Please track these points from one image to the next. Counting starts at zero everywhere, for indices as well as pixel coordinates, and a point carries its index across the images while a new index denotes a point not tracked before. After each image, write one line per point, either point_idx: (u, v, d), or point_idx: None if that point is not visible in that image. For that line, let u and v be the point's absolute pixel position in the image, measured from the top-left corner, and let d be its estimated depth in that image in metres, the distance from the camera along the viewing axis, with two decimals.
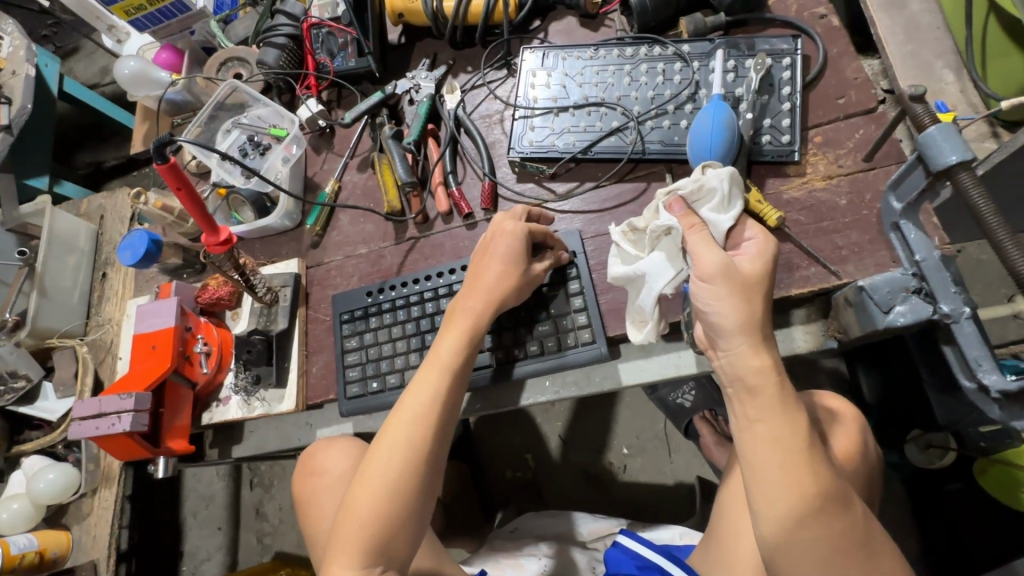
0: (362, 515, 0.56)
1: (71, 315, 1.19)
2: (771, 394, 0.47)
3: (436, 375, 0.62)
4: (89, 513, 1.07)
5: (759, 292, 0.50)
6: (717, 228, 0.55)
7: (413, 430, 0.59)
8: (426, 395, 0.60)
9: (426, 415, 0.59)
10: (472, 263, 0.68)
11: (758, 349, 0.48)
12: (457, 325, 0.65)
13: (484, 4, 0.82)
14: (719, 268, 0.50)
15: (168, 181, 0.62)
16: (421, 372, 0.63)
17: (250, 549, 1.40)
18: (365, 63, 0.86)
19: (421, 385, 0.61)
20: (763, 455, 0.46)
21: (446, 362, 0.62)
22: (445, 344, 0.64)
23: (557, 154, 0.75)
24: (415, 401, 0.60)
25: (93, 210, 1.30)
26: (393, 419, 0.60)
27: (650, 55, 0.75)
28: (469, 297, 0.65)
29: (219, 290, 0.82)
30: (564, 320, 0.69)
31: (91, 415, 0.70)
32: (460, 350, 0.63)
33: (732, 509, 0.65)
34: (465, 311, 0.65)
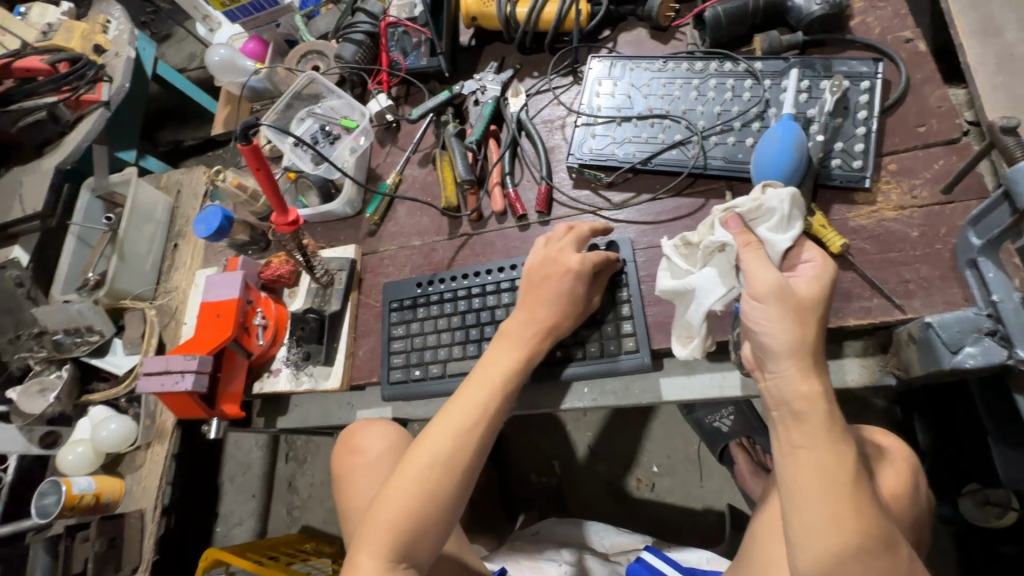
0: (394, 512, 0.57)
1: (143, 281, 1.29)
2: (821, 423, 0.46)
3: (484, 389, 0.63)
4: (142, 465, 1.15)
5: (812, 316, 0.48)
6: (773, 249, 0.54)
7: (456, 436, 0.60)
8: (473, 406, 0.62)
9: (470, 427, 0.61)
10: (528, 287, 0.68)
11: (807, 373, 0.47)
12: (510, 344, 0.66)
13: (557, 12, 0.83)
14: (773, 288, 0.49)
15: (249, 161, 0.66)
16: (468, 383, 0.64)
17: (280, 519, 1.46)
18: (435, 63, 0.89)
19: (466, 396, 0.63)
20: (801, 484, 0.45)
21: (496, 380, 0.63)
22: (497, 359, 0.65)
23: (616, 164, 0.76)
24: (462, 411, 0.62)
25: (171, 184, 1.42)
26: (436, 424, 0.61)
27: (720, 70, 0.74)
28: (529, 322, 0.66)
29: (281, 268, 0.87)
30: (609, 327, 0.69)
31: (157, 372, 0.75)
32: (512, 370, 0.64)
33: (767, 538, 0.62)
34: (519, 330, 0.66)
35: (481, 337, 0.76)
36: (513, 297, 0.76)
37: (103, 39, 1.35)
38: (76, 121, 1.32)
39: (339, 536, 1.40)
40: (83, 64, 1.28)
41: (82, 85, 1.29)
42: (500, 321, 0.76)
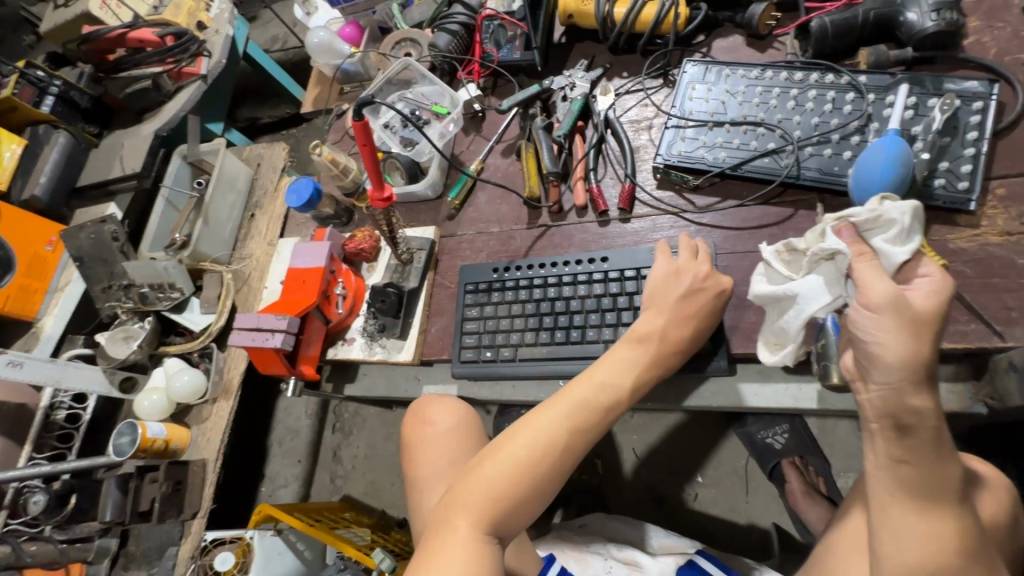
0: (496, 486, 0.57)
1: (222, 245, 1.36)
2: (927, 444, 0.47)
3: (600, 387, 0.63)
4: (208, 418, 1.22)
5: (929, 333, 0.47)
6: (889, 261, 0.52)
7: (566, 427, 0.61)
8: (587, 403, 0.63)
9: (581, 420, 0.61)
10: (664, 287, 0.68)
11: (919, 389, 0.47)
12: (630, 349, 0.66)
13: (655, 14, 0.84)
14: (889, 298, 0.48)
15: (359, 137, 0.70)
16: (583, 379, 0.64)
17: (322, 487, 1.51)
18: (529, 57, 0.91)
19: (580, 391, 0.63)
20: (895, 494, 0.49)
21: (614, 386, 0.64)
22: (616, 361, 0.65)
23: (704, 167, 0.76)
24: (575, 405, 0.62)
25: (253, 157, 1.50)
26: (545, 410, 0.62)
27: (821, 82, 0.74)
28: (663, 330, 0.66)
29: (364, 243, 0.91)
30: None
31: (249, 328, 0.79)
32: (631, 377, 0.64)
33: (842, 554, 0.61)
34: (654, 336, 0.66)
35: (555, 326, 0.77)
36: (590, 290, 0.77)
37: (205, 17, 1.44)
38: (175, 92, 1.41)
39: (377, 509, 1.44)
40: (187, 39, 1.37)
41: (185, 58, 1.38)
42: (576, 312, 0.77)
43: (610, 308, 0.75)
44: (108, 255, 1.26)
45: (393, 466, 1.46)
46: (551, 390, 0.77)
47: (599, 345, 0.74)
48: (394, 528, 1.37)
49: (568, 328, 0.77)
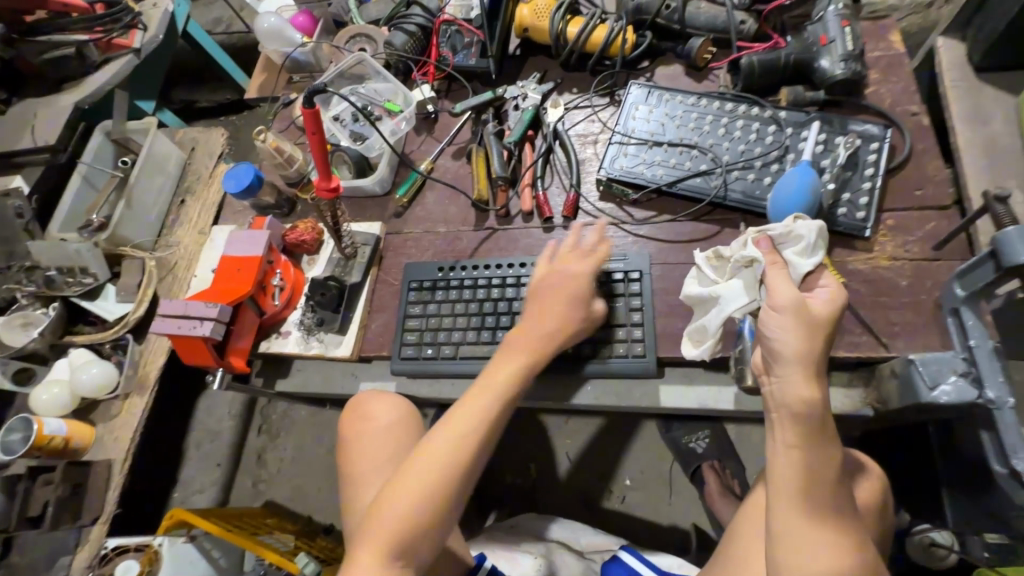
0: (396, 511, 0.61)
1: (145, 231, 1.28)
2: (813, 431, 0.54)
3: (493, 396, 0.67)
4: (117, 415, 1.13)
5: (822, 333, 0.55)
6: (795, 270, 0.60)
7: (459, 441, 0.65)
8: (471, 422, 0.66)
9: (471, 430, 0.66)
10: (539, 300, 0.72)
11: (809, 380, 0.53)
12: (514, 354, 0.70)
13: (605, 37, 0.89)
14: (792, 302, 0.54)
15: (308, 124, 0.68)
16: (474, 389, 0.68)
17: (243, 492, 1.42)
18: (484, 64, 0.93)
19: (473, 402, 0.67)
20: (786, 476, 0.54)
21: (489, 396, 0.67)
22: (503, 366, 0.69)
23: (643, 182, 0.81)
24: (463, 417, 0.66)
25: (186, 141, 1.43)
26: (439, 431, 0.66)
27: (747, 113, 0.81)
28: (528, 336, 0.70)
29: (306, 234, 0.88)
30: (621, 331, 0.74)
31: (174, 315, 0.75)
32: (509, 384, 0.68)
33: (749, 539, 0.67)
34: (529, 342, 0.70)
35: (498, 326, 0.79)
36: (533, 292, 0.80)
37: None
38: (102, 64, 1.32)
39: (302, 515, 1.37)
40: (121, 9, 1.31)
41: (117, 29, 1.31)
42: (519, 313, 0.79)
43: None
44: (10, 234, 1.14)
45: (321, 470, 1.40)
46: None
47: None
48: (319, 535, 1.31)
49: (510, 328, 0.79)
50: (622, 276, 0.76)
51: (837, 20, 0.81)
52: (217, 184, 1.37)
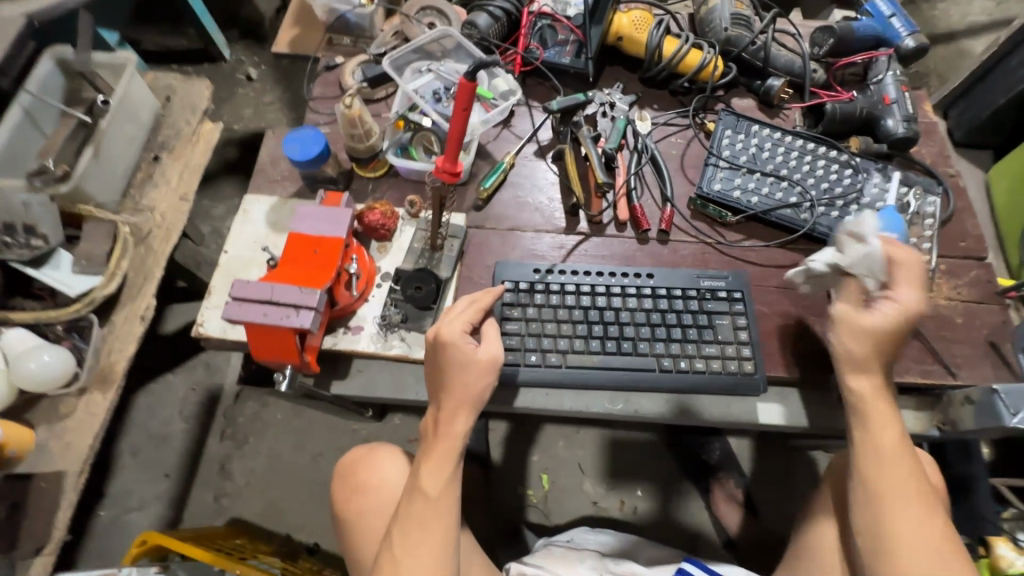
0: None
1: (110, 188, 1.04)
2: (887, 445, 0.66)
3: (439, 472, 0.64)
4: (69, 415, 0.90)
5: (903, 332, 0.67)
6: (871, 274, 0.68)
7: (424, 528, 0.63)
8: (433, 522, 0.63)
9: (436, 516, 0.63)
10: (447, 385, 0.65)
11: (864, 374, 0.68)
12: (451, 432, 0.65)
13: (700, 61, 0.92)
14: (841, 315, 0.69)
15: (461, 97, 0.60)
16: (422, 474, 0.65)
17: (201, 508, 1.22)
18: (579, 65, 0.91)
19: (424, 489, 0.64)
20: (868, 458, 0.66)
21: (420, 498, 0.63)
22: (439, 450, 0.65)
23: (739, 207, 0.84)
24: (421, 506, 0.63)
25: (158, 88, 1.18)
26: (401, 530, 0.63)
27: (827, 155, 0.88)
28: (439, 435, 0.65)
29: (385, 218, 0.78)
30: (729, 347, 0.76)
31: (257, 300, 0.62)
32: (447, 479, 0.64)
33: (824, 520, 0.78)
34: (457, 420, 0.65)
35: (606, 336, 0.77)
36: (639, 303, 0.79)
37: None
38: None
39: (278, 534, 1.20)
40: None
41: None
42: (626, 324, 0.78)
43: (659, 323, 0.78)
44: None
45: (302, 482, 1.24)
46: (591, 401, 0.76)
47: (651, 358, 0.76)
48: (303, 556, 1.16)
49: (617, 338, 0.77)
50: (726, 294, 0.79)
51: (897, 84, 0.92)
52: (203, 146, 1.14)
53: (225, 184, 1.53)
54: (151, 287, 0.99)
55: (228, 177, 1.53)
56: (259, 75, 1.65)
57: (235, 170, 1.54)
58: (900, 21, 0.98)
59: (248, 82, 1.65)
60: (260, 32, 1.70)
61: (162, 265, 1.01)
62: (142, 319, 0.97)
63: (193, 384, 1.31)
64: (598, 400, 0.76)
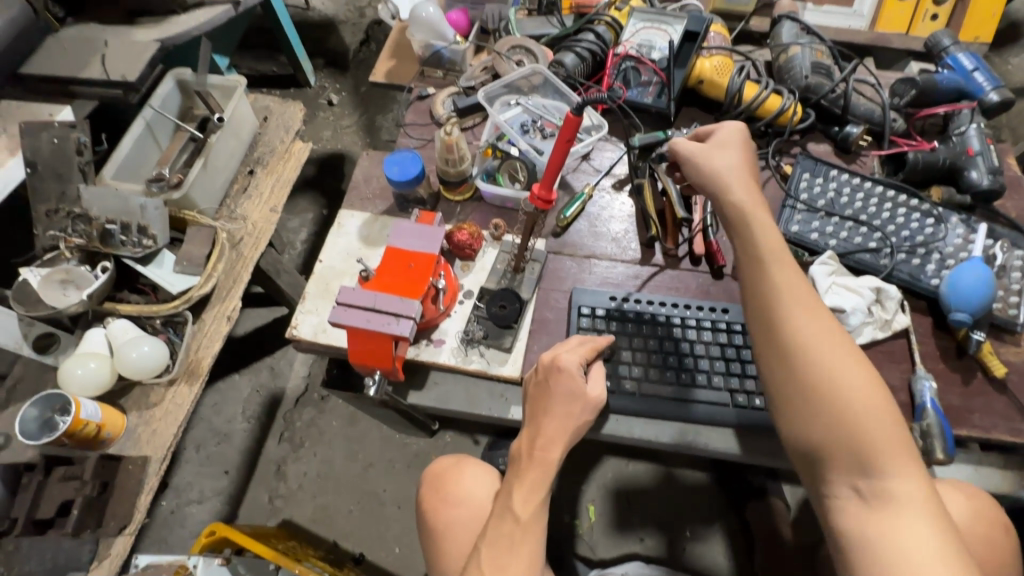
0: None
1: (211, 197, 1.13)
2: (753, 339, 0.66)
3: (528, 492, 0.66)
4: (157, 404, 0.96)
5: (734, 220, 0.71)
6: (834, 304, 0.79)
7: (512, 552, 0.63)
8: (520, 545, 0.64)
9: (532, 547, 0.64)
10: (549, 409, 0.68)
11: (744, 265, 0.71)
12: (548, 458, 0.67)
13: (780, 106, 0.94)
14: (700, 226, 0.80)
15: (566, 130, 0.65)
16: (518, 491, 0.66)
17: (256, 507, 1.26)
18: (661, 105, 0.95)
19: (515, 510, 0.65)
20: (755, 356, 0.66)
21: (512, 519, 0.65)
22: (531, 476, 0.67)
23: (816, 249, 0.85)
24: (509, 529, 0.65)
25: (258, 108, 1.28)
26: (506, 556, 0.63)
27: (908, 203, 0.88)
28: (534, 453, 0.68)
29: (473, 239, 0.83)
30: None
31: (361, 307, 0.67)
32: (537, 504, 0.66)
33: None
34: (548, 443, 0.68)
35: (681, 369, 0.77)
36: (714, 337, 0.80)
37: None
38: (193, 7, 1.19)
39: (327, 540, 1.23)
40: None
41: None
42: (700, 357, 0.78)
43: (735, 359, 0.78)
44: (65, 169, 0.98)
45: (352, 491, 1.27)
46: (661, 431, 0.75)
47: (726, 393, 0.76)
48: (348, 564, 1.18)
49: (694, 371, 0.77)
50: None
51: (981, 137, 0.92)
52: (294, 162, 1.24)
53: (301, 199, 1.62)
54: (239, 290, 1.07)
55: (304, 193, 1.63)
56: (339, 100, 1.77)
57: (312, 187, 1.64)
58: (983, 76, 0.97)
59: (329, 107, 1.76)
60: (343, 62, 1.83)
61: (249, 270, 1.09)
62: (229, 319, 1.04)
63: (257, 386, 1.37)
64: (668, 430, 0.75)
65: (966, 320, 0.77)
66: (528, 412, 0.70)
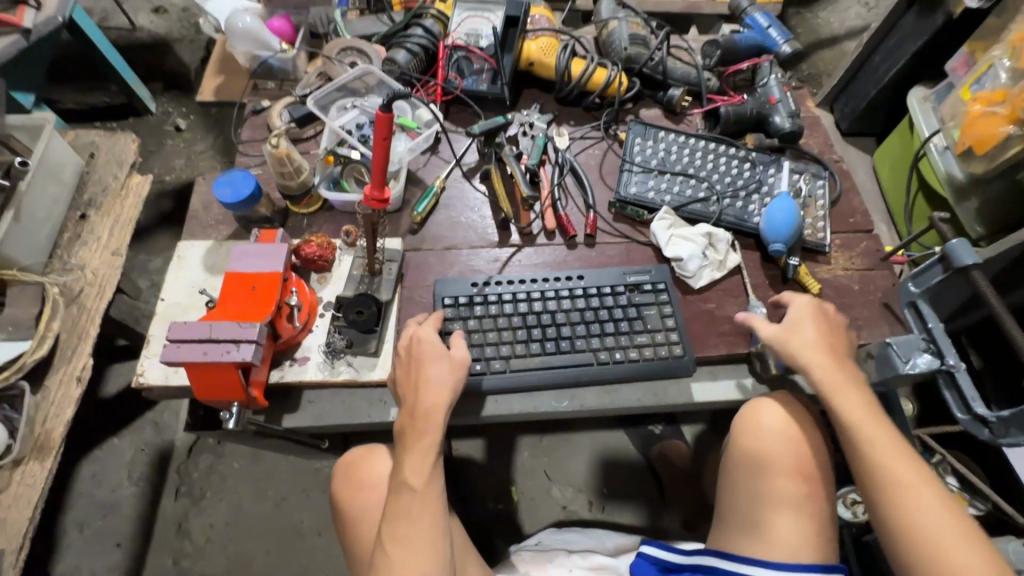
0: None
1: (36, 251, 1.01)
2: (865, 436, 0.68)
3: (426, 462, 0.66)
4: (4, 490, 0.86)
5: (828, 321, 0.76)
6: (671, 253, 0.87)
7: (417, 525, 0.64)
8: (419, 513, 0.65)
9: (434, 513, 0.65)
10: (419, 381, 0.69)
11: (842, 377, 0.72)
12: (434, 425, 0.67)
13: (606, 78, 1.00)
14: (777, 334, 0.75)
15: (380, 128, 0.65)
16: (409, 460, 0.66)
17: (160, 572, 1.16)
18: (496, 90, 0.98)
19: (411, 484, 0.66)
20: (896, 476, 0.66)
21: (407, 490, 0.65)
22: (418, 447, 0.67)
23: (654, 206, 0.92)
24: (409, 502, 0.65)
25: (81, 145, 1.15)
26: (411, 528, 0.64)
27: (727, 152, 0.97)
28: (416, 419, 0.67)
29: (323, 249, 0.81)
30: (658, 334, 0.82)
31: (197, 340, 0.63)
32: (430, 471, 0.67)
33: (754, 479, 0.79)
34: (427, 411, 0.68)
35: (545, 337, 0.81)
36: (574, 304, 0.84)
37: None
38: None
39: None
40: None
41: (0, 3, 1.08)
42: (562, 325, 0.82)
43: (594, 320, 0.83)
44: None
45: (266, 531, 1.21)
46: (537, 401, 0.79)
47: (590, 353, 0.80)
48: None
49: (557, 339, 0.81)
50: (651, 287, 0.85)
51: (779, 85, 1.03)
52: (134, 199, 1.12)
53: (161, 236, 1.50)
54: (87, 346, 0.97)
55: (162, 228, 1.50)
56: (187, 124, 1.65)
57: (170, 221, 1.51)
58: (776, 31, 1.09)
59: (178, 133, 1.64)
60: (186, 84, 1.70)
61: (97, 322, 0.99)
62: (79, 380, 0.94)
63: (141, 445, 1.26)
64: (544, 399, 0.79)
65: (782, 249, 0.87)
66: (401, 387, 0.70)
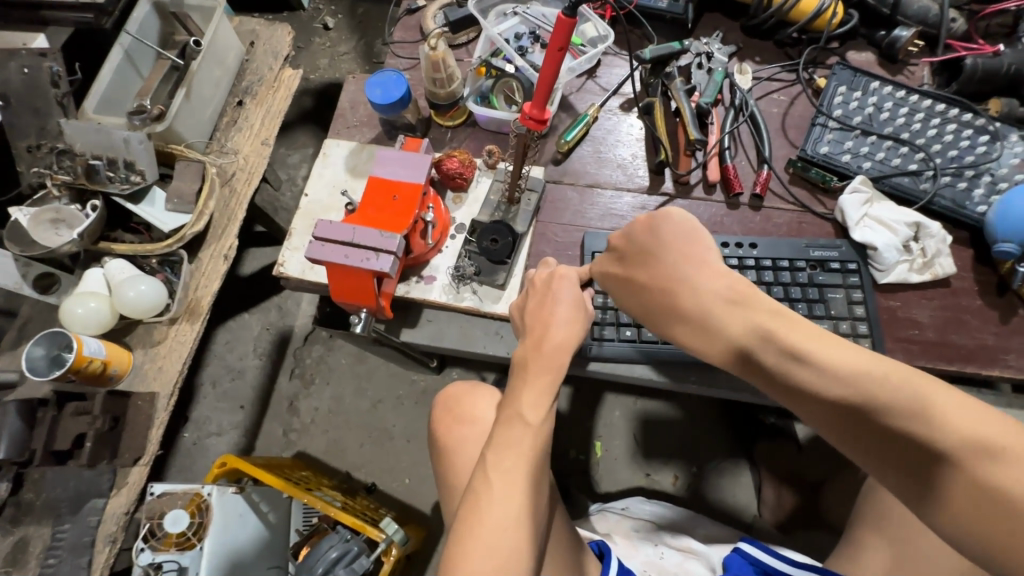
0: (492, 538, 0.54)
1: (199, 130, 1.07)
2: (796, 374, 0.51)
3: (543, 396, 0.60)
4: (161, 342, 0.97)
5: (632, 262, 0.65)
6: (861, 237, 0.72)
7: (522, 456, 0.58)
8: (528, 446, 0.58)
9: (540, 450, 0.59)
10: (551, 312, 0.64)
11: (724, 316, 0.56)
12: (557, 360, 0.61)
13: (818, 5, 0.81)
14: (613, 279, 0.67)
15: (557, 36, 0.56)
16: (526, 387, 0.60)
17: (272, 439, 1.30)
18: (677, 10, 0.84)
19: (525, 411, 0.59)
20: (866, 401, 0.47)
21: (522, 420, 0.59)
22: (538, 377, 0.61)
23: (847, 173, 0.76)
24: (513, 431, 0.59)
25: (243, 32, 1.18)
26: (516, 456, 0.58)
27: (959, 118, 0.77)
28: (543, 350, 0.62)
29: (462, 167, 0.77)
30: (843, 324, 0.70)
31: (339, 242, 0.63)
32: (548, 404, 0.60)
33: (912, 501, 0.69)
34: (556, 343, 0.62)
35: None
36: None
37: None
38: None
39: (339, 471, 1.27)
40: None
41: None
42: None
43: None
44: (42, 103, 0.94)
45: (361, 426, 1.30)
46: (664, 372, 0.71)
47: None
48: (359, 492, 1.22)
49: None
50: (839, 266, 0.72)
51: None
52: (284, 92, 1.15)
53: (300, 133, 1.56)
54: (234, 228, 1.04)
55: (302, 126, 1.56)
56: (335, 24, 1.65)
57: (310, 120, 1.56)
58: None
59: (325, 32, 1.65)
60: None
61: (243, 207, 1.05)
62: (226, 258, 1.02)
63: (266, 324, 1.38)
64: (674, 373, 0.71)
65: (1013, 251, 0.68)
66: (527, 318, 0.65)
